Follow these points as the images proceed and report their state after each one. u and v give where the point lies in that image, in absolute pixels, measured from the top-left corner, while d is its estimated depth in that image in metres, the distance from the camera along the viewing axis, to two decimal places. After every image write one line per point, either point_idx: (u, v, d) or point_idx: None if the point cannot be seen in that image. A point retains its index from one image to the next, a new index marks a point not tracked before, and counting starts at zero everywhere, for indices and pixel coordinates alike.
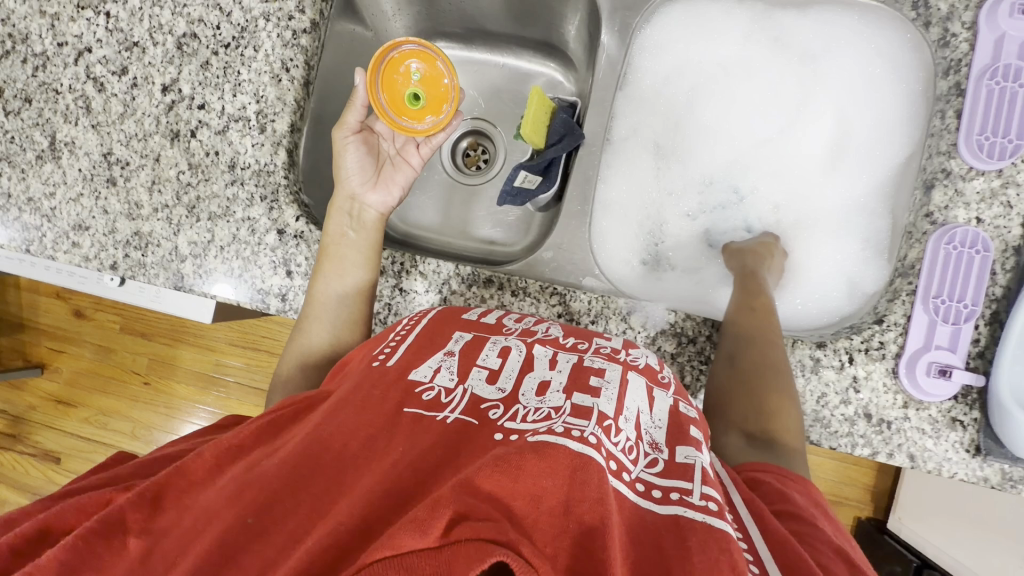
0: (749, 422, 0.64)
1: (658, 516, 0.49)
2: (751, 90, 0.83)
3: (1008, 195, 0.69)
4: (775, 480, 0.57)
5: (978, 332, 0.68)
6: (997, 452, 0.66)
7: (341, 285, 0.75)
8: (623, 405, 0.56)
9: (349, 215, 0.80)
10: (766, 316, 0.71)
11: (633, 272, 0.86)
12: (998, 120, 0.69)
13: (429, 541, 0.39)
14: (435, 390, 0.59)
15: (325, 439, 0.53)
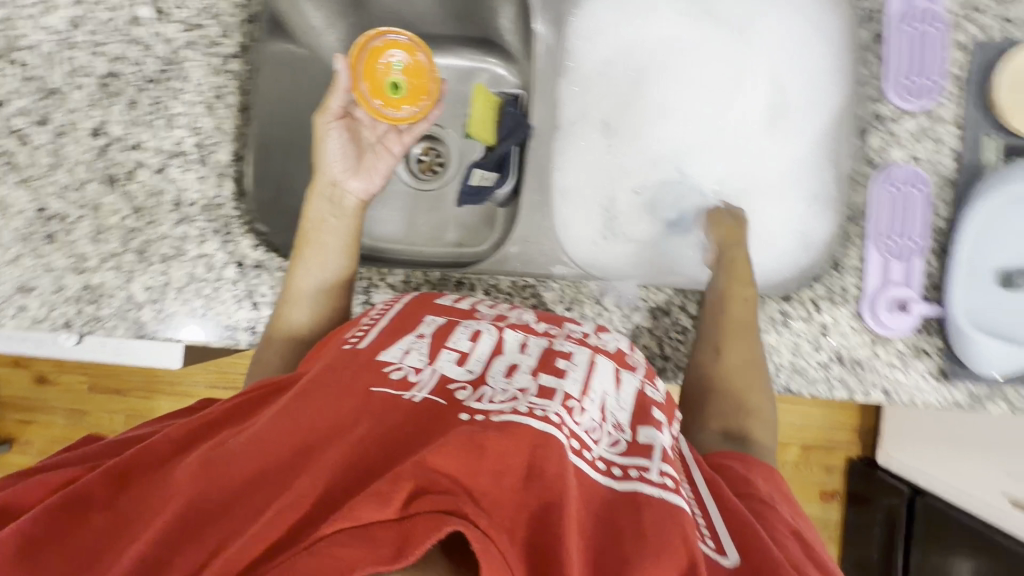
0: (728, 420, 0.67)
1: (618, 494, 0.51)
2: (688, 60, 0.84)
3: (938, 133, 0.70)
4: (741, 470, 0.61)
5: (929, 264, 0.70)
6: (962, 373, 0.69)
7: (322, 274, 0.74)
8: (589, 385, 0.57)
9: (329, 201, 0.79)
10: (752, 302, 0.71)
11: (601, 253, 0.84)
12: (919, 61, 0.71)
13: (389, 513, 0.41)
14: (404, 369, 0.57)
15: (290, 416, 0.53)
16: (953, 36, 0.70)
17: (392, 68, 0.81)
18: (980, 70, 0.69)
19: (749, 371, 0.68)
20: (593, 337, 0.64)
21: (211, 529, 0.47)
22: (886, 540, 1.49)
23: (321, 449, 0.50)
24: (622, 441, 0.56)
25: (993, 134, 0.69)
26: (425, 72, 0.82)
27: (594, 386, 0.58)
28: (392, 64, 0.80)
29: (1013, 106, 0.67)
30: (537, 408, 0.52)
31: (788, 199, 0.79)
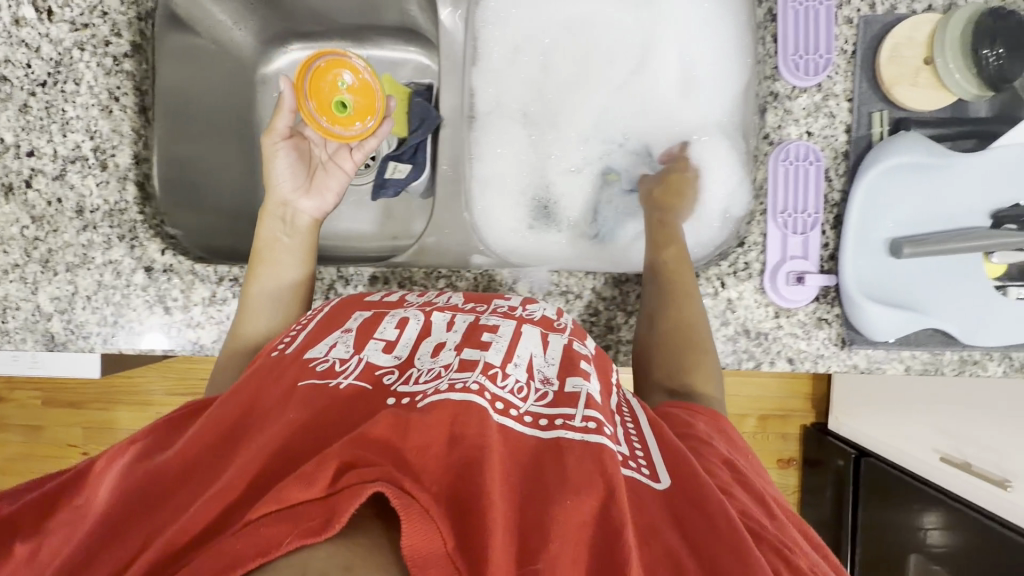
0: (672, 378, 0.66)
1: (542, 440, 0.50)
2: (596, 43, 0.86)
3: (830, 107, 0.72)
4: (680, 412, 0.61)
5: (826, 236, 0.72)
6: (860, 340, 0.71)
7: (277, 287, 0.72)
8: (514, 351, 0.56)
9: (282, 221, 0.77)
10: (683, 261, 0.73)
11: (524, 238, 0.87)
12: (808, 38, 0.71)
13: (315, 492, 0.40)
14: (329, 359, 0.57)
15: (219, 422, 0.53)
16: (840, 11, 0.72)
17: (340, 87, 0.80)
18: (868, 44, 0.71)
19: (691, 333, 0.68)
20: (521, 308, 0.62)
21: (146, 544, 0.46)
22: (838, 499, 1.60)
23: (251, 444, 0.50)
24: (547, 394, 0.54)
25: (881, 107, 0.71)
26: (375, 91, 0.82)
27: (519, 352, 0.56)
28: (341, 82, 0.80)
29: (897, 78, 0.69)
30: (456, 381, 0.52)
31: (707, 173, 0.79)
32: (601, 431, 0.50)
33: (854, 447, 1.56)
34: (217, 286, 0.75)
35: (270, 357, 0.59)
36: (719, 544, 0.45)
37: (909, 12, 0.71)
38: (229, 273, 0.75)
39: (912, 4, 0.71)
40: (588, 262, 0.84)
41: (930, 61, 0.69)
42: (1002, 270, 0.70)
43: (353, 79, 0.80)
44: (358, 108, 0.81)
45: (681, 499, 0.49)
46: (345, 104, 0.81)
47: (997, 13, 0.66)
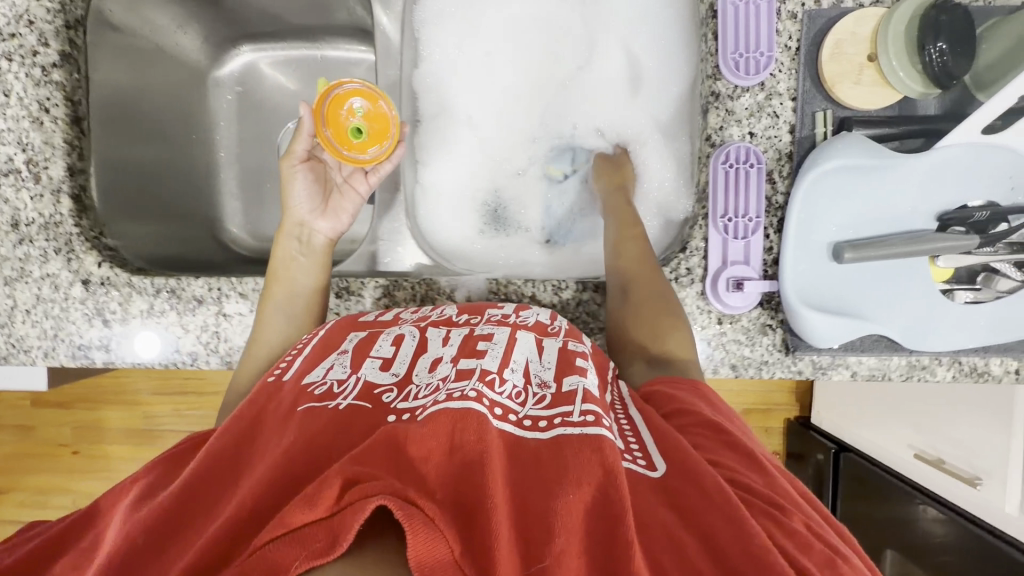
0: (647, 348, 0.67)
1: (543, 441, 0.51)
2: (536, 41, 0.84)
3: (774, 106, 0.70)
4: (676, 391, 0.60)
5: (770, 241, 0.70)
6: (804, 346, 0.70)
7: (291, 310, 0.71)
8: (509, 357, 0.58)
9: (298, 241, 0.78)
10: (643, 245, 0.74)
11: (473, 243, 0.87)
12: (748, 36, 0.68)
13: (319, 513, 0.41)
14: (327, 381, 0.58)
15: (224, 451, 0.54)
16: (784, 6, 0.69)
17: (355, 114, 0.78)
18: (812, 40, 0.68)
19: (660, 300, 0.69)
20: (513, 314, 0.65)
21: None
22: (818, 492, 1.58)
23: (255, 469, 0.50)
24: (546, 396, 0.55)
25: (825, 107, 0.69)
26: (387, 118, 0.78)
27: (514, 356, 0.58)
28: (357, 109, 0.78)
29: (839, 76, 0.67)
30: (454, 391, 0.52)
31: (657, 181, 0.81)
32: (600, 425, 0.51)
33: (834, 441, 1.51)
34: (154, 298, 0.75)
35: (268, 382, 0.60)
36: (715, 516, 0.46)
37: (855, 5, 0.68)
38: (165, 284, 0.75)
39: None
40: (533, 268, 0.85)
41: (874, 57, 0.67)
42: (949, 274, 0.67)
43: (368, 106, 0.78)
44: (372, 135, 0.79)
45: (678, 481, 0.49)
46: (360, 130, 0.79)
47: (945, 4, 0.63)
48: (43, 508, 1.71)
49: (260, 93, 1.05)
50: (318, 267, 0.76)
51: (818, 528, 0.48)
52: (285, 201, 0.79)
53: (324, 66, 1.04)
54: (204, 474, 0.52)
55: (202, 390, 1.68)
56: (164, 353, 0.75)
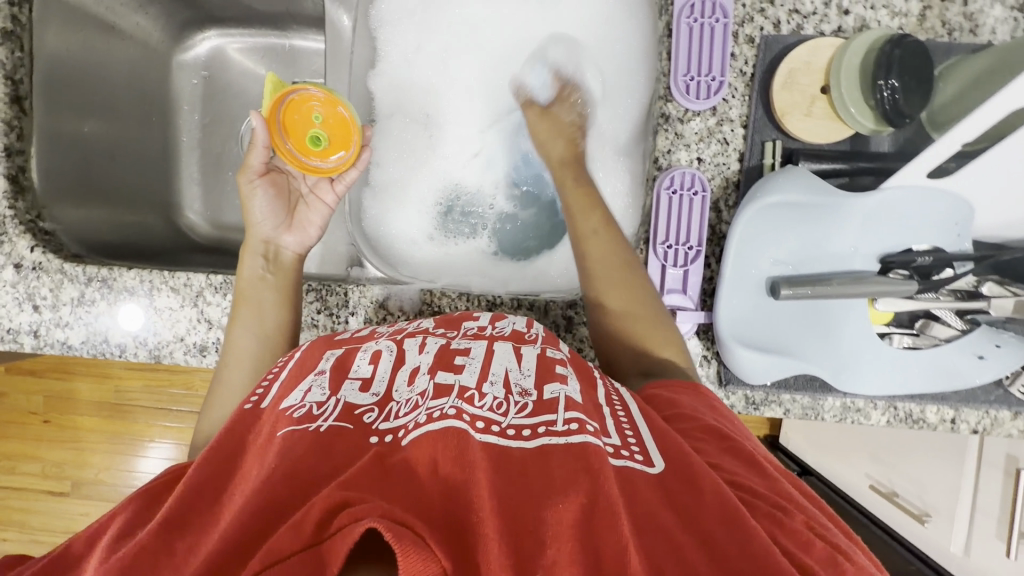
0: (639, 360, 0.64)
1: (526, 451, 0.49)
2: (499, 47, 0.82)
3: (724, 133, 0.68)
4: (673, 393, 0.59)
5: (710, 270, 0.69)
6: (736, 380, 0.69)
7: (260, 328, 0.69)
8: (487, 370, 0.56)
9: (264, 257, 0.74)
10: (613, 238, 0.67)
11: (420, 249, 0.84)
12: (701, 59, 0.66)
13: (310, 537, 0.40)
14: (305, 405, 0.55)
15: (208, 472, 0.51)
16: (742, 29, 0.66)
17: (314, 119, 0.74)
18: (767, 67, 0.66)
19: (640, 296, 0.65)
20: (490, 327, 0.64)
21: None
22: None
23: (239, 495, 0.48)
24: (528, 405, 0.53)
25: (775, 137, 0.66)
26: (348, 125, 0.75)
27: (494, 369, 0.57)
28: (316, 114, 0.74)
29: (791, 107, 0.64)
30: (433, 410, 0.51)
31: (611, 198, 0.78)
32: (585, 431, 0.49)
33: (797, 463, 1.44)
34: (86, 286, 0.74)
35: (243, 412, 0.56)
36: (712, 517, 0.45)
37: (816, 34, 0.66)
38: (98, 273, 0.74)
39: (819, 25, 0.66)
40: (476, 279, 0.81)
41: (826, 90, 0.64)
42: (888, 318, 0.66)
43: (326, 111, 0.74)
44: (331, 140, 0.75)
45: (676, 482, 0.48)
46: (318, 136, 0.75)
47: (901, 38, 0.60)
48: (8, 473, 1.71)
49: (225, 79, 1.04)
50: (290, 282, 0.72)
51: (817, 524, 0.47)
52: (247, 218, 0.75)
53: (293, 57, 1.03)
54: (187, 497, 0.49)
55: (173, 367, 1.67)
56: (93, 343, 0.74)
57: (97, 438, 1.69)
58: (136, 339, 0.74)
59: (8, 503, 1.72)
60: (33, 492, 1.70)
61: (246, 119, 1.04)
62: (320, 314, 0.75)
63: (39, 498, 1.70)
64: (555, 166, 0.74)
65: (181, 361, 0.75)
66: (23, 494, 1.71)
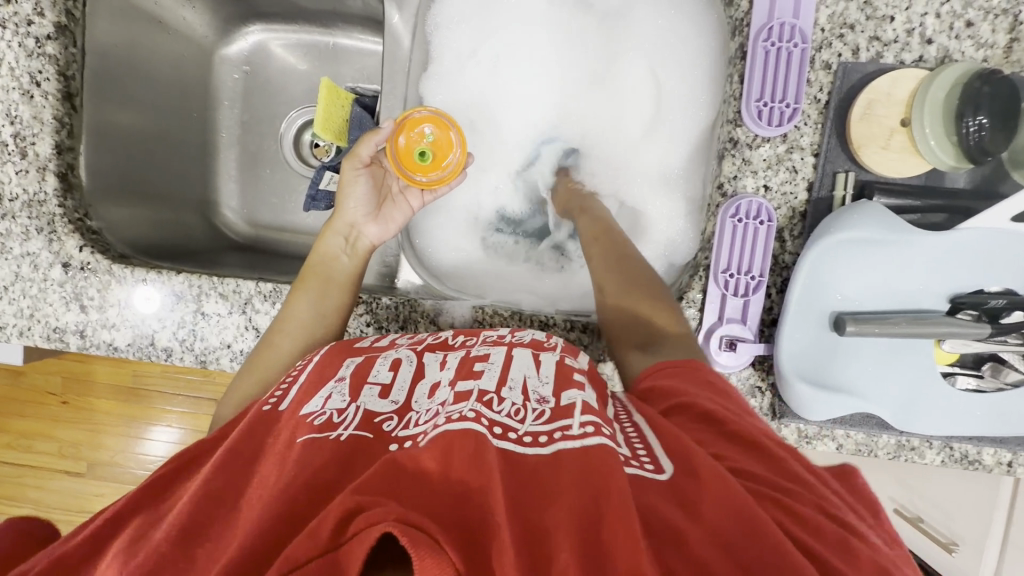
0: (638, 334, 0.62)
1: (542, 456, 0.46)
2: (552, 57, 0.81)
3: (793, 161, 0.66)
4: (679, 382, 0.54)
5: (770, 300, 0.68)
6: (791, 414, 0.68)
7: (320, 306, 0.69)
8: (506, 376, 0.55)
9: (344, 239, 0.75)
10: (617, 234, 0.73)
11: (466, 261, 0.84)
12: (775, 85, 0.64)
13: (327, 540, 0.40)
14: (325, 412, 0.54)
15: (222, 470, 0.50)
16: (819, 55, 0.64)
17: (424, 139, 0.74)
18: (843, 95, 0.64)
19: (640, 283, 0.65)
20: (509, 334, 0.63)
21: None
22: None
23: (256, 505, 0.47)
24: (544, 410, 0.51)
25: (847, 168, 0.65)
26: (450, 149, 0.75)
27: (512, 376, 0.55)
28: (426, 134, 0.74)
29: (867, 140, 0.63)
30: (450, 413, 0.51)
31: (667, 221, 0.76)
32: (601, 433, 0.47)
33: None
34: (134, 288, 0.74)
35: (261, 413, 0.56)
36: (718, 511, 0.42)
37: (897, 62, 0.64)
38: (146, 276, 0.73)
39: (901, 53, 0.64)
40: (523, 295, 0.80)
41: (906, 123, 0.62)
42: (953, 358, 0.64)
43: (438, 133, 0.74)
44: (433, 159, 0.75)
45: (690, 483, 0.44)
46: (423, 154, 0.75)
47: (991, 74, 0.59)
48: (25, 451, 1.72)
49: (267, 75, 1.02)
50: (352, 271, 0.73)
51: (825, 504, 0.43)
52: (340, 200, 0.75)
53: (336, 54, 1.01)
54: (206, 501, 0.48)
55: None
56: (139, 346, 0.74)
57: (114, 420, 1.69)
58: (179, 343, 0.73)
59: (25, 480, 1.73)
60: (49, 470, 1.71)
61: (287, 117, 1.02)
62: (368, 327, 0.74)
63: (54, 476, 1.71)
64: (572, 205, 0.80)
65: (226, 367, 0.74)
66: (39, 472, 1.72)
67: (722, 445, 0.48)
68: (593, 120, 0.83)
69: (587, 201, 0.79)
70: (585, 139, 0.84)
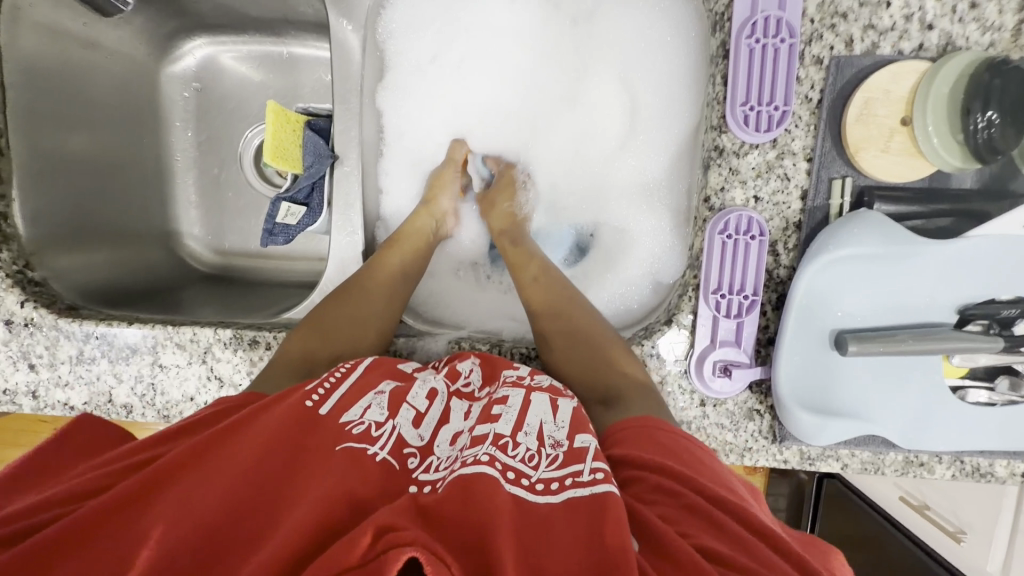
0: (592, 388, 0.57)
1: (554, 505, 0.41)
2: (520, 62, 0.77)
3: (784, 167, 0.60)
4: (636, 449, 0.46)
5: (766, 318, 0.63)
6: (792, 438, 0.64)
7: (407, 274, 0.71)
8: (522, 420, 0.48)
9: (435, 221, 0.77)
10: (554, 277, 0.69)
11: (441, 285, 0.79)
12: (761, 86, 0.58)
13: (353, 558, 0.35)
14: (363, 422, 0.49)
15: (265, 457, 0.44)
16: (809, 49, 0.58)
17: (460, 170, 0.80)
18: (837, 93, 0.58)
19: (586, 335, 0.61)
20: (529, 375, 0.54)
21: None
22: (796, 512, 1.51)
23: (299, 498, 0.41)
24: (558, 456, 0.45)
25: (844, 173, 0.59)
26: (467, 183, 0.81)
27: (528, 420, 0.48)
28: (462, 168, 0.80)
29: (865, 142, 0.57)
30: (466, 458, 0.44)
31: (651, 235, 0.72)
32: (612, 483, 0.42)
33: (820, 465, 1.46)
34: (84, 343, 0.69)
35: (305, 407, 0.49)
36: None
37: (894, 53, 0.58)
38: (95, 329, 0.68)
39: (898, 42, 0.57)
40: (505, 321, 0.75)
41: (908, 122, 0.57)
42: (963, 371, 0.60)
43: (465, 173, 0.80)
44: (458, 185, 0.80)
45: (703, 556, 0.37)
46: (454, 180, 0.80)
47: (1004, 65, 0.53)
48: None
49: (219, 90, 0.94)
50: (422, 269, 0.73)
51: None
52: (437, 189, 0.78)
53: (292, 65, 0.93)
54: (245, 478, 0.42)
55: None
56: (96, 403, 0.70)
57: None
58: (139, 397, 0.69)
59: None
60: None
61: (242, 137, 0.94)
62: None
63: None
64: (500, 225, 0.76)
65: None
66: None
67: (685, 518, 0.40)
68: (570, 129, 0.79)
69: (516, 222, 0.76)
70: (564, 146, 0.79)
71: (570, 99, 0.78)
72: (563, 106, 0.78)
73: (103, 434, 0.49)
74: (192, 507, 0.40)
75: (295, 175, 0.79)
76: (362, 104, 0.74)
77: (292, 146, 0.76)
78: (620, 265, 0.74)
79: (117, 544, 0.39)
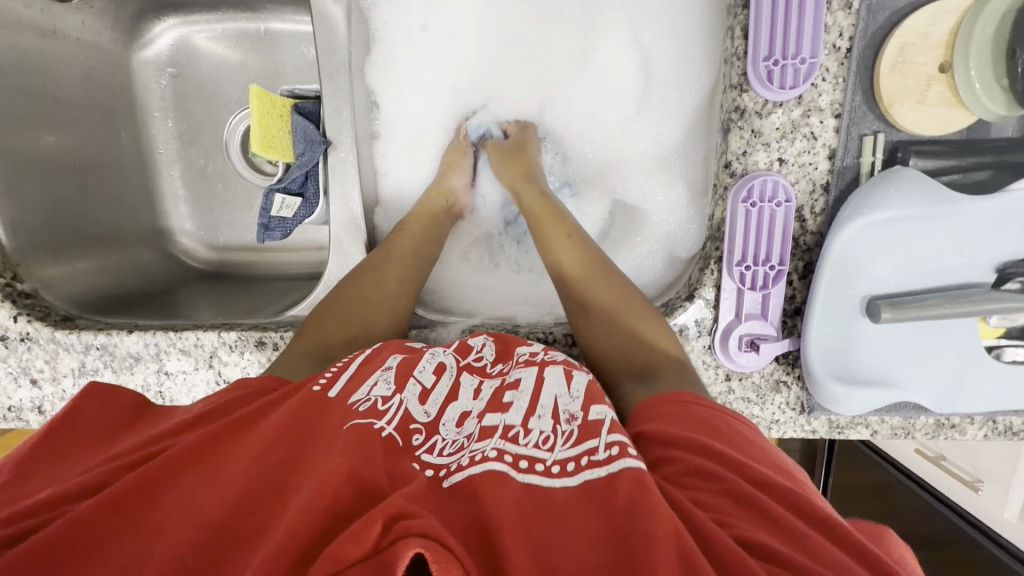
0: (627, 367, 0.53)
1: (571, 491, 0.37)
2: (519, 26, 0.72)
3: (812, 126, 0.56)
4: (667, 426, 0.42)
5: (792, 288, 0.60)
6: (822, 408, 0.62)
7: (412, 246, 0.68)
8: (536, 403, 0.45)
9: (444, 202, 0.73)
10: (583, 242, 0.64)
11: (448, 269, 0.76)
12: (787, 36, 0.53)
13: (363, 549, 0.32)
14: (369, 399, 0.46)
15: (271, 449, 0.40)
16: None
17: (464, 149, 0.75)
18: (868, 41, 0.54)
19: (619, 307, 0.57)
20: (543, 350, 0.52)
21: None
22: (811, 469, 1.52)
23: (305, 483, 0.38)
24: (573, 431, 0.41)
25: (876, 128, 0.55)
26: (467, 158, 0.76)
27: (542, 401, 0.45)
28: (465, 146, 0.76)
29: (900, 94, 0.53)
30: (473, 453, 0.41)
31: (664, 209, 0.69)
32: (631, 455, 0.38)
33: None
34: (84, 355, 0.67)
35: (309, 395, 0.45)
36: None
37: None
38: (95, 339, 0.66)
39: None
40: (518, 306, 0.73)
41: (947, 69, 0.52)
42: (1000, 331, 0.57)
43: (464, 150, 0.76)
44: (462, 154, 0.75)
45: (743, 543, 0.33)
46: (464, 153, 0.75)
47: None
48: None
49: (195, 75, 0.87)
50: (434, 253, 0.70)
51: None
52: (445, 168, 0.74)
53: (271, 43, 0.87)
54: (253, 469, 0.39)
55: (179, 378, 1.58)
56: None
57: None
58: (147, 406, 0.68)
59: None
60: None
61: (227, 124, 0.88)
62: None
63: None
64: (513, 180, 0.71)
65: None
66: None
67: (721, 504, 0.36)
68: (579, 95, 0.74)
69: (534, 171, 0.71)
70: (569, 115, 0.75)
71: (574, 64, 0.73)
72: (570, 69, 0.73)
73: (117, 417, 0.46)
74: (198, 503, 0.37)
75: (286, 164, 0.76)
76: (353, 82, 0.70)
77: (281, 133, 0.73)
78: (635, 238, 0.71)
79: (127, 540, 0.35)
